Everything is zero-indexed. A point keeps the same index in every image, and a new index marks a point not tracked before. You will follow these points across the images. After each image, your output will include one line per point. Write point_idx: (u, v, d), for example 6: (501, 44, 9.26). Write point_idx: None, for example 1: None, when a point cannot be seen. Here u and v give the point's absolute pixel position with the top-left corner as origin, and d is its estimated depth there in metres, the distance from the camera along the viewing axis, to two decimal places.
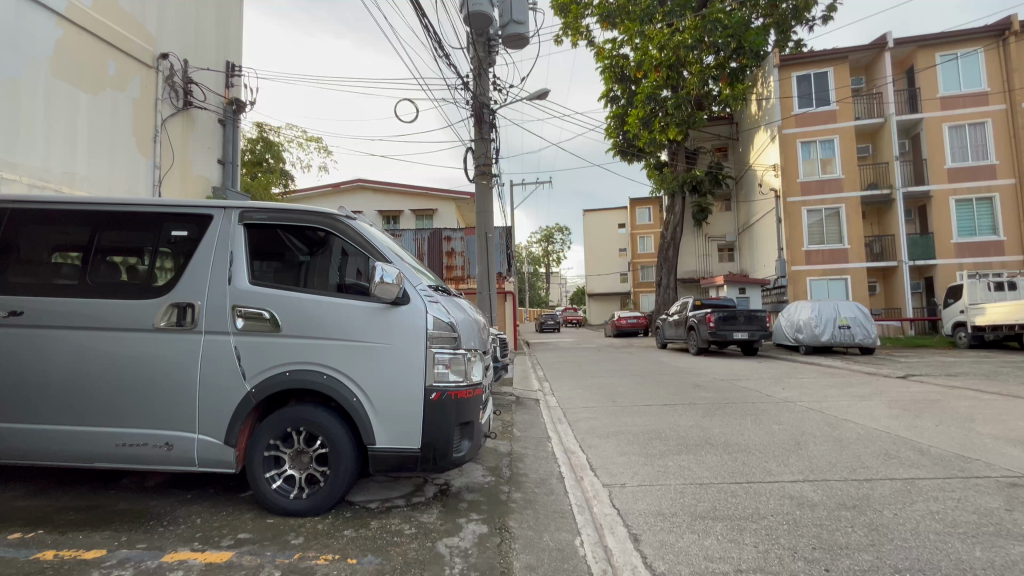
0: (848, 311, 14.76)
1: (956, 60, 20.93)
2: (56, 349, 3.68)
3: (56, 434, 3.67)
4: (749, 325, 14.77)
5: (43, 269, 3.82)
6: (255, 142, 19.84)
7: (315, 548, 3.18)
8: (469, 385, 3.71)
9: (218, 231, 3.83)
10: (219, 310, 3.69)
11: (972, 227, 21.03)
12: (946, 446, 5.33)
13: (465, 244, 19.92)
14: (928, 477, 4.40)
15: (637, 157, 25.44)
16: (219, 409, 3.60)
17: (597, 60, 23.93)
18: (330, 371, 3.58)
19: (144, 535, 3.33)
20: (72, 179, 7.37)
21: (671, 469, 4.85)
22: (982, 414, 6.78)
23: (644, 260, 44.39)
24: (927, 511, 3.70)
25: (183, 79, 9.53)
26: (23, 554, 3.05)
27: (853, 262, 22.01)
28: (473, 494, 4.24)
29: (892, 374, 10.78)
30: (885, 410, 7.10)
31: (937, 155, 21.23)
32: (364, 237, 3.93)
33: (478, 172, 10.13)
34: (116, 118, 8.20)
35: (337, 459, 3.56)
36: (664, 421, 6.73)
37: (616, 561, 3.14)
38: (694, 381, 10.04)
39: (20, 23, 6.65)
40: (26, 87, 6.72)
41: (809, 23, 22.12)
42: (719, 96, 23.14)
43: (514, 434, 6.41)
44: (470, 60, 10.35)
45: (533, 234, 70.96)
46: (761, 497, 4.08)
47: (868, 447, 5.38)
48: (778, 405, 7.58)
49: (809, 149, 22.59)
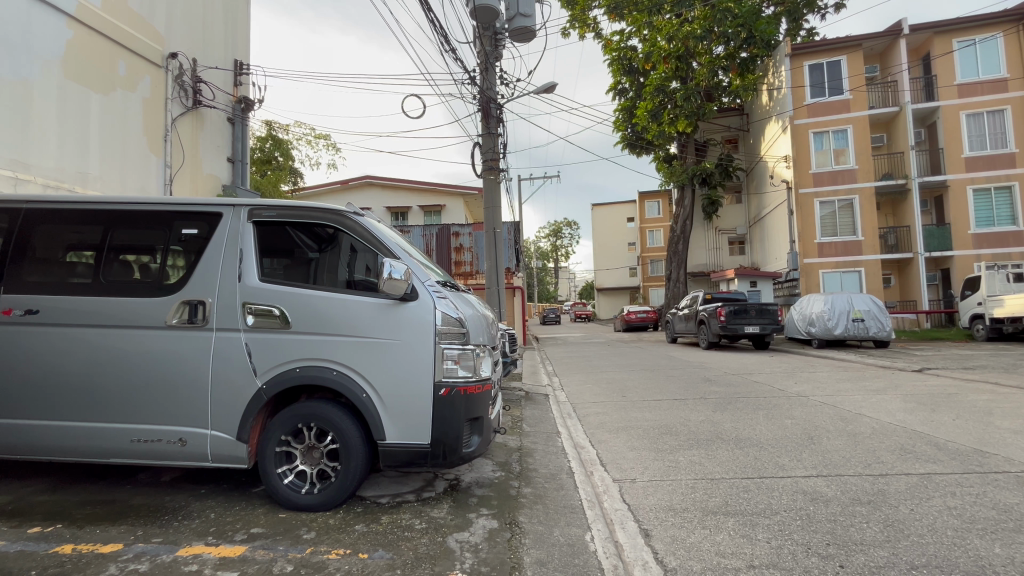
0: (862, 304, 14.56)
1: (974, 47, 20.59)
2: (69, 345, 3.73)
3: (73, 430, 3.72)
4: (761, 319, 14.65)
5: (57, 268, 3.87)
6: (264, 140, 19.96)
7: (326, 543, 3.19)
8: (478, 381, 3.72)
9: (227, 228, 3.86)
10: (229, 306, 3.71)
11: (990, 216, 20.70)
12: (964, 441, 5.25)
13: (474, 239, 19.98)
14: (946, 472, 4.34)
15: (646, 150, 25.20)
16: (230, 404, 3.63)
17: (605, 52, 23.67)
18: (339, 367, 3.60)
19: (159, 529, 3.37)
20: (86, 179, 7.45)
21: (682, 463, 4.82)
22: (999, 408, 6.68)
23: (654, 254, 44.20)
24: (944, 507, 3.66)
25: (192, 78, 9.59)
26: (42, 548, 3.11)
27: (867, 254, 21.72)
28: (483, 489, 4.24)
29: (907, 368, 10.62)
30: (901, 405, 7.01)
31: (955, 143, 20.86)
32: (372, 233, 3.93)
33: (485, 168, 10.12)
34: (126, 119, 8.26)
35: (347, 455, 3.57)
36: (676, 416, 6.68)
37: (627, 556, 3.12)
38: (705, 375, 9.98)
39: (30, 25, 6.72)
40: (37, 88, 6.79)
41: (821, 11, 21.83)
42: (729, 87, 22.91)
43: (523, 430, 6.40)
44: (477, 54, 10.28)
45: (541, 229, 71.06)
46: (775, 493, 4.04)
47: (882, 442, 5.30)
48: (791, 400, 7.50)
49: (822, 140, 22.28)
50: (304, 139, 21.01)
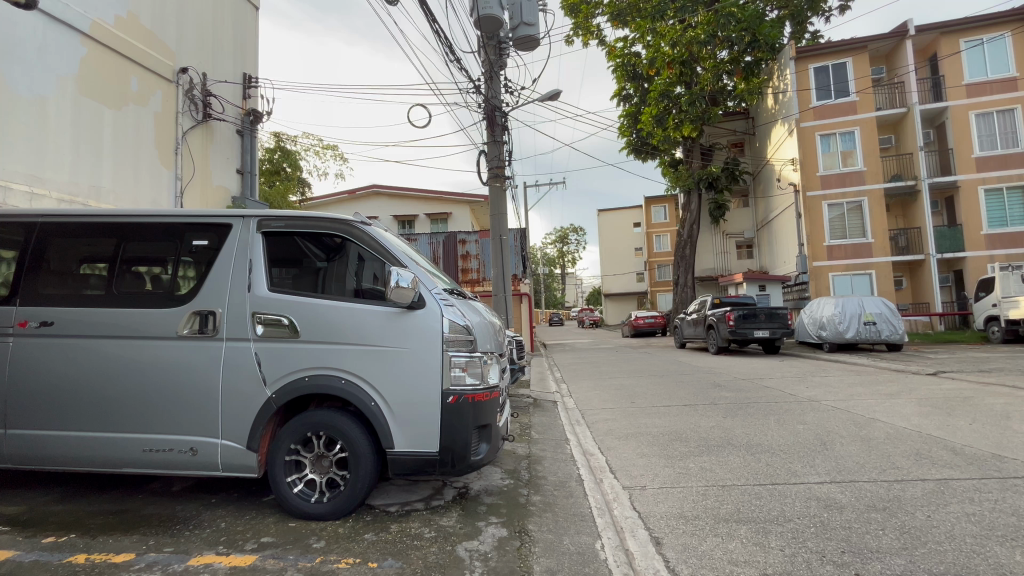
0: (874, 306, 14.40)
1: (982, 46, 20.44)
2: (79, 355, 3.78)
3: (84, 440, 3.76)
4: (771, 324, 14.54)
5: (72, 280, 3.93)
6: (272, 151, 20.23)
7: (336, 552, 3.21)
8: (486, 388, 3.73)
9: (238, 238, 3.91)
10: (238, 316, 3.75)
11: (1003, 217, 20.41)
12: (981, 446, 5.17)
13: (480, 246, 20.08)
14: (964, 478, 4.29)
15: (651, 155, 25.29)
16: (241, 414, 3.65)
17: (608, 60, 23.90)
18: (348, 376, 3.62)
19: (170, 539, 3.39)
20: (98, 193, 7.56)
21: (693, 471, 4.78)
22: (1018, 412, 6.55)
23: (661, 259, 44.21)
24: (962, 513, 3.61)
25: (202, 92, 9.70)
26: (56, 558, 3.13)
27: (878, 256, 21.52)
28: (491, 497, 4.23)
29: (922, 372, 10.48)
30: (916, 409, 6.93)
31: (964, 144, 20.69)
32: (381, 243, 3.98)
33: (490, 174, 10.16)
34: (139, 131, 8.39)
35: (356, 463, 3.59)
36: (686, 422, 6.66)
37: (638, 564, 3.11)
38: (714, 381, 9.93)
39: (45, 43, 6.88)
40: (51, 104, 6.92)
41: (826, 14, 21.75)
42: (734, 91, 22.99)
43: (532, 436, 6.45)
44: (482, 63, 10.44)
45: (549, 236, 71.61)
46: (786, 499, 4.02)
47: (898, 447, 5.24)
48: (803, 405, 7.44)
49: (830, 141, 22.15)
50: (311, 149, 21.39)
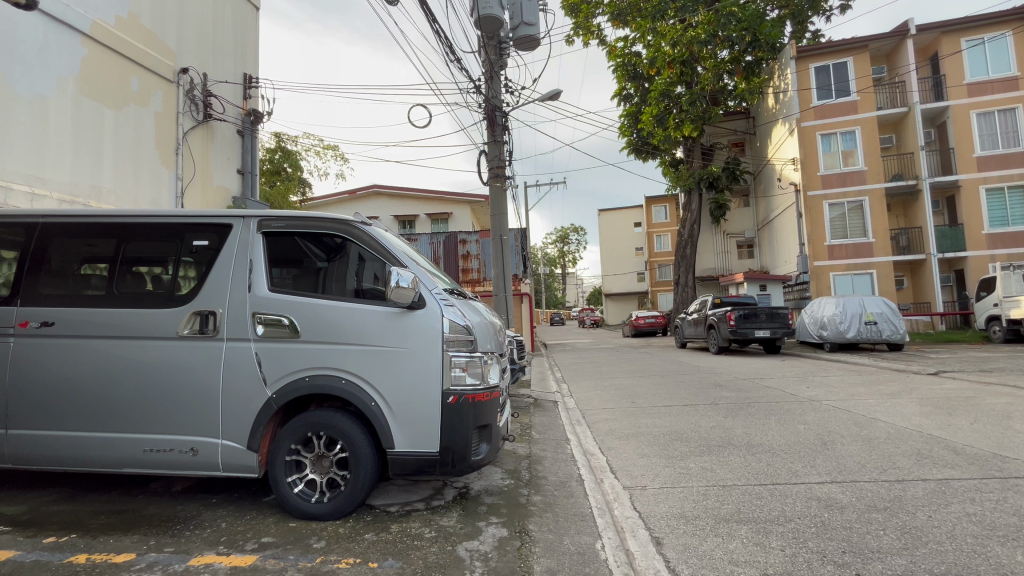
0: (875, 306, 14.39)
1: (983, 45, 20.41)
2: (80, 355, 3.78)
3: (84, 440, 3.77)
4: (772, 324, 14.54)
5: (72, 281, 3.93)
6: (273, 152, 20.26)
7: (336, 552, 3.21)
8: (486, 388, 3.72)
9: (238, 238, 3.91)
10: (239, 317, 3.75)
11: (1005, 216, 20.39)
12: (983, 446, 5.16)
13: (480, 246, 20.09)
14: (965, 478, 4.29)
15: (652, 155, 25.29)
16: (241, 414, 3.65)
17: (608, 59, 23.87)
18: (348, 376, 3.62)
19: (171, 539, 3.39)
20: (99, 193, 7.57)
21: (693, 471, 4.78)
22: (1019, 412, 6.54)
23: (662, 259, 44.19)
24: (963, 513, 3.60)
25: (203, 92, 9.71)
26: (57, 558, 3.13)
27: (879, 256, 21.52)
28: (491, 497, 4.23)
29: (923, 372, 10.46)
30: (917, 409, 6.92)
31: (965, 143, 20.66)
32: (381, 243, 3.98)
33: (490, 174, 10.16)
34: (139, 132, 8.40)
35: (356, 463, 3.60)
36: (687, 422, 6.66)
37: (638, 564, 3.11)
38: (715, 381, 9.92)
39: (46, 44, 6.88)
40: (52, 105, 6.93)
41: (826, 14, 21.73)
42: (735, 90, 22.98)
43: (532, 436, 6.44)
44: (482, 63, 10.43)
45: (550, 236, 71.61)
46: (787, 499, 4.01)
47: (899, 447, 5.23)
48: (804, 405, 7.44)
49: (831, 141, 22.14)
50: (311, 149, 21.40)
